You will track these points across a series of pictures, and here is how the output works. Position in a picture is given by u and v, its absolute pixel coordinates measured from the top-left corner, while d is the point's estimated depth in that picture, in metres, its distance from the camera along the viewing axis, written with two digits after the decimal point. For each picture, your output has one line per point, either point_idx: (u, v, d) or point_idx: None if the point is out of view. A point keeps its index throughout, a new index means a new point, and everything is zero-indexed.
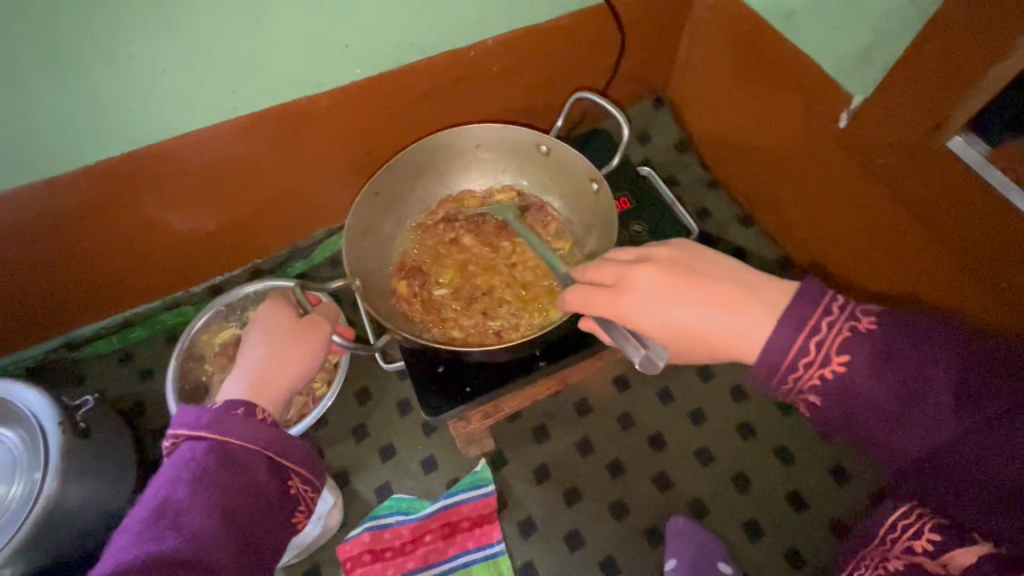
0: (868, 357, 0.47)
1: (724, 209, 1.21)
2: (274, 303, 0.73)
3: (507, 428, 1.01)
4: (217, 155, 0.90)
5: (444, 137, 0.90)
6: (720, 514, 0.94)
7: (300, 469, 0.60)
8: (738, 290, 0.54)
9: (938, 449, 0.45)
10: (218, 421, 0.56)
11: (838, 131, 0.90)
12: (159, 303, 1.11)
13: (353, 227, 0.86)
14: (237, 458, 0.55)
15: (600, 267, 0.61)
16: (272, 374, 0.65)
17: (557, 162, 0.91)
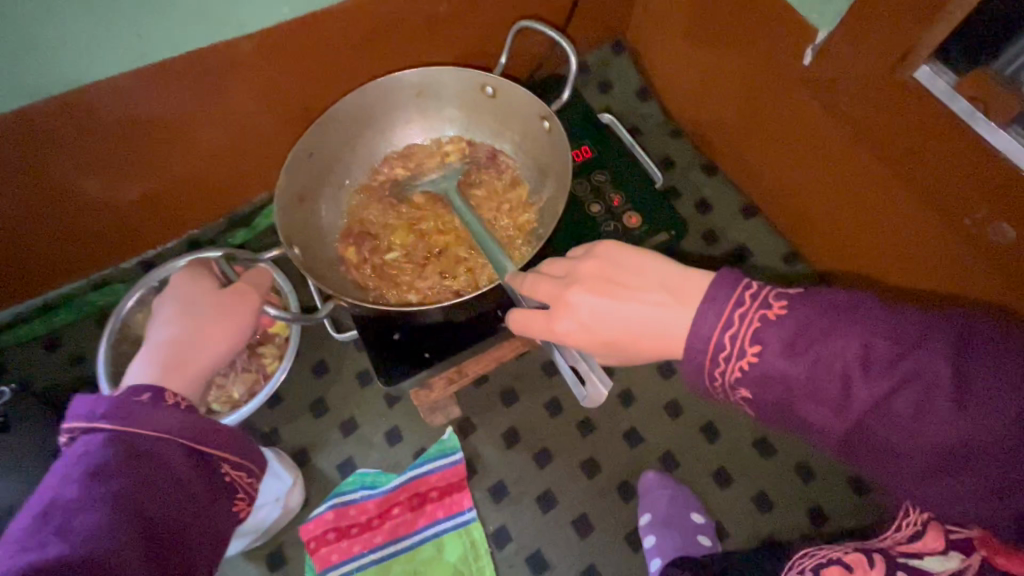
0: (777, 343, 0.45)
1: (687, 159, 1.17)
2: (191, 278, 0.69)
3: (473, 393, 0.98)
4: (128, 112, 0.79)
5: (380, 84, 0.83)
6: (690, 464, 0.94)
7: (225, 454, 0.56)
8: (663, 291, 0.51)
9: (864, 420, 0.43)
10: (116, 410, 0.51)
11: (803, 69, 0.86)
12: (84, 282, 1.00)
13: (284, 188, 0.78)
14: (140, 448, 0.50)
15: (532, 285, 0.57)
16: (190, 351, 0.61)
17: (506, 104, 0.85)
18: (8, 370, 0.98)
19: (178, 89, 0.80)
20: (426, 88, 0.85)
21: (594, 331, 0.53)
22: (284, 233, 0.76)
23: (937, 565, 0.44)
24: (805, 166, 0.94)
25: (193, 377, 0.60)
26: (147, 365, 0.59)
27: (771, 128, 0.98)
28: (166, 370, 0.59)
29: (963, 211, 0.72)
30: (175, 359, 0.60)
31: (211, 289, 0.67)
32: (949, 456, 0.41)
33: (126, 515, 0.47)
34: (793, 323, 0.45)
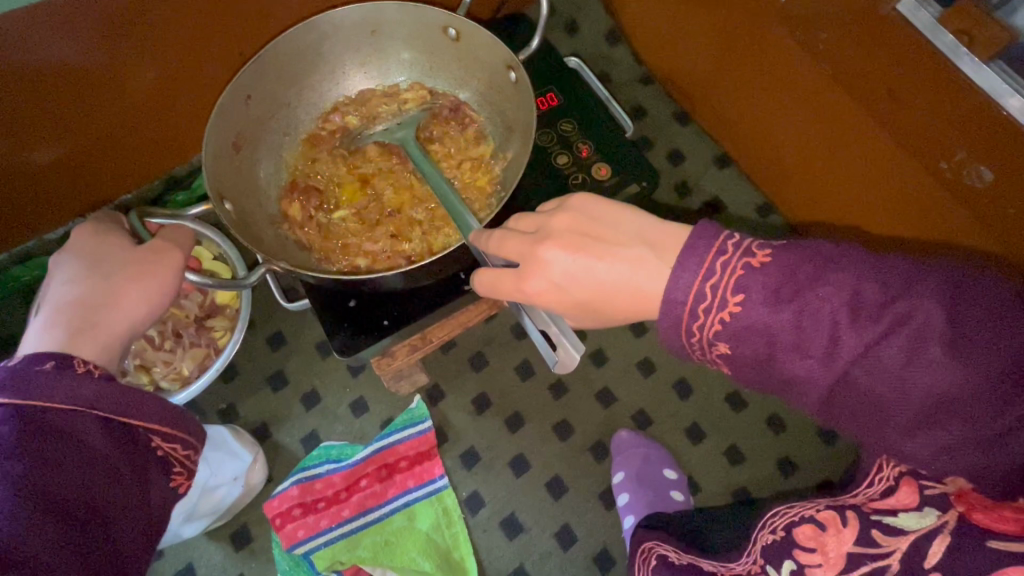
0: (762, 291, 0.42)
1: (659, 107, 1.11)
2: (103, 231, 0.62)
3: (441, 359, 0.94)
4: (31, 59, 0.69)
5: (326, 23, 0.74)
6: (663, 421, 0.94)
7: (156, 427, 0.51)
8: (642, 246, 0.47)
9: (845, 374, 0.41)
10: (14, 381, 0.45)
11: (780, 6, 0.80)
12: (5, 256, 0.91)
13: (218, 138, 0.69)
14: (51, 425, 0.45)
15: (502, 242, 0.52)
16: (102, 312, 0.55)
17: (469, 49, 0.77)
18: None
19: (86, 32, 0.70)
20: (381, 28, 0.77)
21: (567, 291, 0.49)
22: (215, 187, 0.68)
23: (910, 523, 0.43)
24: (782, 114, 0.90)
25: (108, 339, 0.55)
26: (51, 330, 0.53)
27: (747, 73, 0.92)
28: (74, 334, 0.53)
29: (940, 155, 0.69)
30: (84, 321, 0.54)
31: (119, 243, 0.61)
32: (934, 410, 0.38)
33: (32, 501, 0.43)
34: (778, 272, 0.42)
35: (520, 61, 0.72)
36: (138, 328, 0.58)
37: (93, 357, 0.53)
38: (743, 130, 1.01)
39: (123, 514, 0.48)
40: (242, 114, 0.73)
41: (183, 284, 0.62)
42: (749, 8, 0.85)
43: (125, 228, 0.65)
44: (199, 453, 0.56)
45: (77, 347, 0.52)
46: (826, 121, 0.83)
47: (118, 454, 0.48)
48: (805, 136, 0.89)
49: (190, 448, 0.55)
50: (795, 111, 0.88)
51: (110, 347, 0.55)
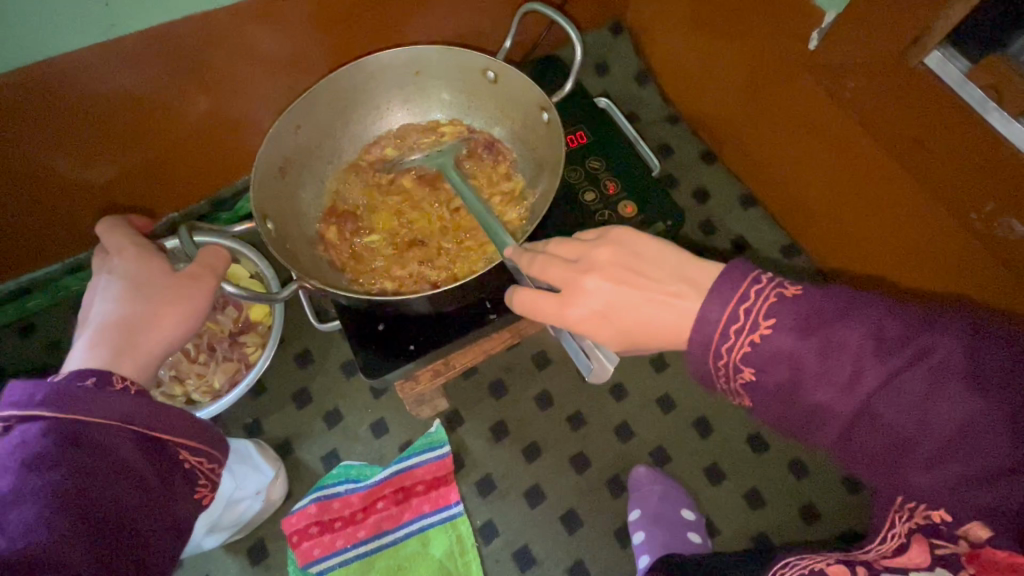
0: (791, 320, 0.43)
1: (686, 147, 1.13)
2: (143, 251, 0.64)
3: (462, 385, 0.95)
4: (105, 86, 0.75)
5: (377, 60, 0.78)
6: (681, 459, 0.93)
7: (183, 441, 0.55)
8: (680, 277, 0.49)
9: (870, 406, 0.41)
10: (59, 396, 0.48)
11: (808, 53, 0.84)
12: (61, 266, 0.97)
13: (267, 162, 0.74)
14: (91, 439, 0.48)
15: (544, 266, 0.53)
16: (142, 334, 0.59)
17: (506, 90, 0.80)
18: None
19: (153, 63, 0.76)
20: (425, 68, 0.81)
21: (607, 321, 0.50)
22: (260, 206, 0.72)
23: None
24: (810, 158, 0.92)
25: (147, 359, 0.58)
26: (95, 348, 0.57)
27: (775, 116, 0.95)
28: (116, 353, 0.57)
29: (971, 206, 0.69)
30: (126, 342, 0.58)
31: (162, 266, 0.64)
32: (958, 451, 0.38)
33: (70, 509, 0.45)
34: (808, 304, 0.43)
35: (552, 103, 0.75)
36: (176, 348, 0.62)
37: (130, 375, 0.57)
38: (769, 171, 1.02)
39: (153, 524, 0.50)
40: (291, 141, 0.77)
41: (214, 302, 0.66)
42: (778, 56, 0.88)
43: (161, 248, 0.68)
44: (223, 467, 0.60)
45: (117, 365, 0.56)
46: (855, 165, 0.84)
47: (149, 466, 0.51)
48: (829, 178, 0.90)
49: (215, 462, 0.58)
50: (823, 155, 0.89)
51: (145, 367, 0.58)
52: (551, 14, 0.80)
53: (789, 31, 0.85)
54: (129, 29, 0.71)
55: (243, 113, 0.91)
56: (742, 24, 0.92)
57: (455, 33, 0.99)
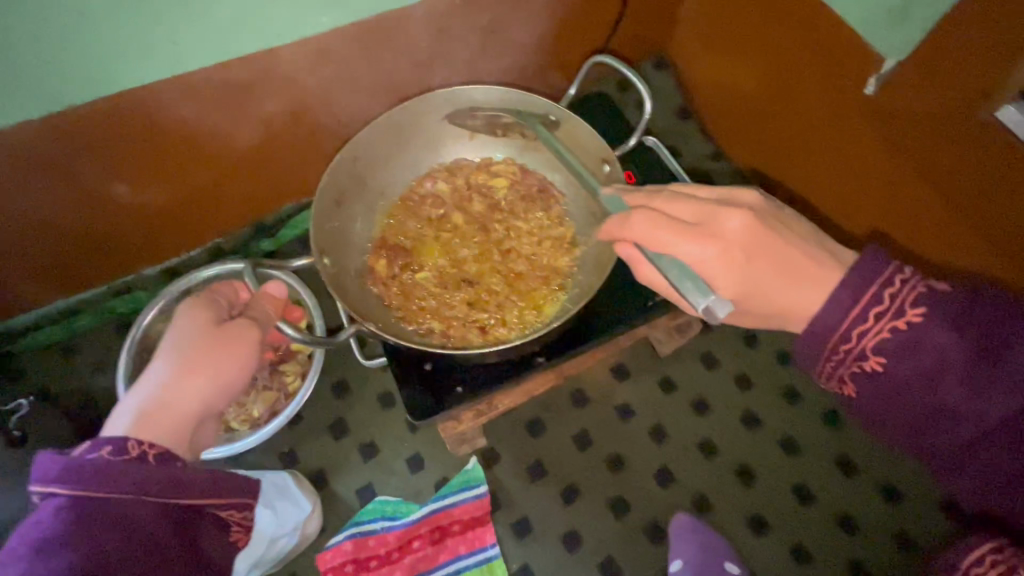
0: (947, 317, 0.45)
1: (729, 184, 1.12)
2: (196, 308, 0.63)
3: (499, 421, 0.94)
4: (167, 118, 0.77)
5: (437, 99, 0.79)
6: (724, 508, 0.90)
7: (214, 501, 0.57)
8: (817, 246, 0.53)
9: (1012, 417, 0.43)
10: (76, 473, 0.48)
11: (865, 98, 0.82)
12: (107, 287, 0.99)
13: (324, 200, 0.75)
14: (109, 514, 0.48)
15: (676, 203, 0.55)
16: (172, 396, 0.56)
17: (564, 135, 0.80)
18: (24, 376, 0.96)
19: (213, 96, 0.77)
20: (483, 110, 0.81)
21: (742, 263, 0.51)
22: (317, 245, 0.73)
23: None
24: (860, 199, 0.91)
25: (182, 430, 0.57)
26: (132, 418, 0.55)
27: (825, 156, 0.94)
28: (153, 427, 0.55)
29: None
30: (162, 413, 0.56)
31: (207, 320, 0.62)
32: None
33: None
34: (965, 304, 0.45)
35: (615, 156, 0.75)
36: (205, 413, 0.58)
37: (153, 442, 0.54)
38: (813, 210, 1.02)
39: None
40: (347, 176, 0.78)
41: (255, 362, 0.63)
42: (830, 98, 0.88)
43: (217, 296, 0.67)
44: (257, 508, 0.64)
45: (153, 438, 0.55)
46: (908, 212, 0.84)
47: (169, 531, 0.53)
48: (879, 217, 0.90)
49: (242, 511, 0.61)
50: (874, 195, 0.89)
51: (172, 435, 0.55)
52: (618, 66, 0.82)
53: (844, 75, 0.84)
54: (193, 65, 0.72)
55: (292, 144, 0.93)
56: (794, 63, 0.91)
57: (503, 67, 1.00)
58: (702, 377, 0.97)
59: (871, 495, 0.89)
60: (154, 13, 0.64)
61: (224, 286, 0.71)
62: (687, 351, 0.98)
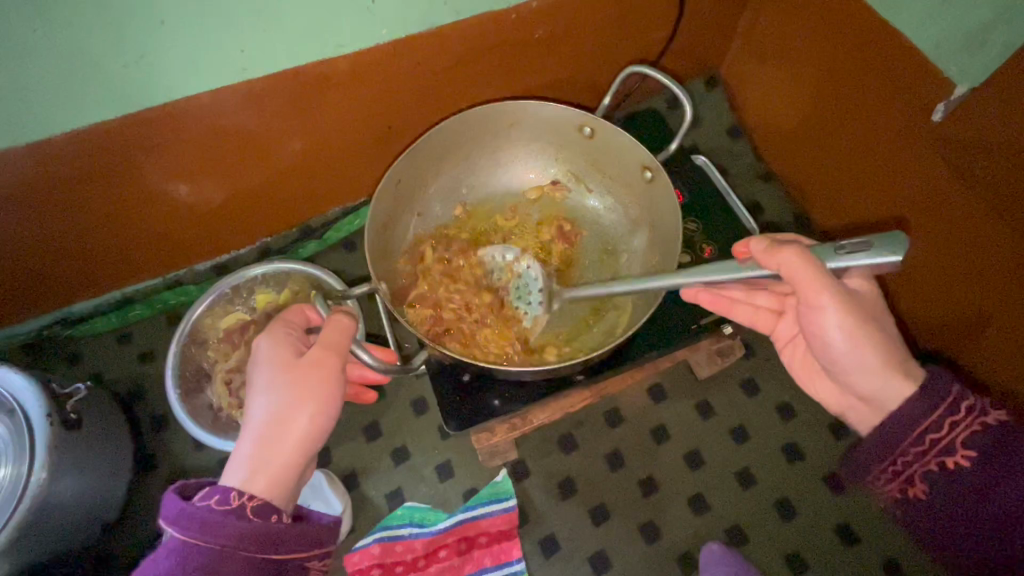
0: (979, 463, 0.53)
1: (778, 206, 1.09)
2: (275, 342, 0.64)
3: (530, 435, 0.93)
4: (229, 123, 0.80)
5: (476, 114, 0.80)
6: (760, 542, 0.87)
7: (300, 554, 0.57)
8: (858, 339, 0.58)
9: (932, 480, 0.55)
10: (188, 518, 0.53)
11: (930, 125, 0.79)
12: (161, 280, 1.03)
13: (372, 220, 0.77)
14: (208, 564, 0.51)
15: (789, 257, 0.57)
16: (269, 445, 0.58)
17: (603, 145, 0.81)
18: (81, 359, 1.01)
19: (275, 102, 0.80)
20: (519, 122, 0.82)
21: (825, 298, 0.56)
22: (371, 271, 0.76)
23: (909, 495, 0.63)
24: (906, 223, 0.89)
25: (279, 474, 0.58)
26: (237, 464, 0.58)
27: (872, 177, 0.92)
28: (251, 475, 0.57)
29: None
30: (259, 459, 0.57)
31: (292, 359, 0.63)
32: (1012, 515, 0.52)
33: None
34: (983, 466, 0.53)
35: (658, 164, 0.76)
36: (308, 455, 0.60)
37: (260, 493, 0.57)
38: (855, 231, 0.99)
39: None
40: (390, 194, 0.79)
41: (342, 390, 0.62)
42: (892, 124, 0.84)
43: (290, 321, 0.69)
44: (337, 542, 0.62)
45: (252, 486, 0.56)
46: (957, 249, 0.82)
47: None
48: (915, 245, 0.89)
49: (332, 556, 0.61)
50: (920, 218, 0.86)
51: (278, 481, 0.58)
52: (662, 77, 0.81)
53: (910, 99, 0.80)
54: (258, 73, 0.75)
55: (347, 151, 0.95)
56: (854, 86, 0.89)
57: (555, 81, 1.00)
58: (742, 403, 0.94)
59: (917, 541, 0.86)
60: (227, 21, 0.66)
61: (293, 312, 0.71)
62: (727, 376, 0.96)
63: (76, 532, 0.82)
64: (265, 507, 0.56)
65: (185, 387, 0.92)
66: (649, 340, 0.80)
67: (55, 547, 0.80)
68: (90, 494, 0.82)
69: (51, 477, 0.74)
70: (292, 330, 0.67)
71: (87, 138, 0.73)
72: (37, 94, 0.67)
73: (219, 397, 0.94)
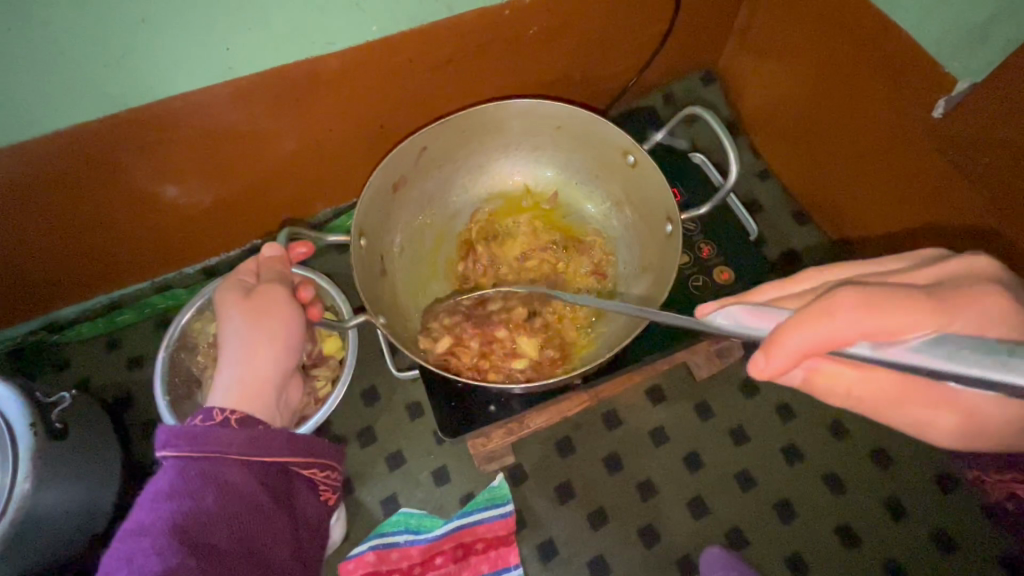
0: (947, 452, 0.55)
1: (776, 203, 1.08)
2: (234, 286, 0.69)
3: (527, 439, 0.92)
4: (217, 123, 0.78)
5: (525, 107, 0.79)
6: (761, 544, 0.86)
7: (296, 460, 0.63)
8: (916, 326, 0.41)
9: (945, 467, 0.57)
10: (186, 436, 0.56)
11: (930, 122, 0.78)
12: (149, 284, 1.01)
13: (385, 178, 0.76)
14: (217, 473, 0.56)
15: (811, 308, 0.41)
16: (249, 368, 0.65)
17: (639, 177, 0.79)
18: (68, 366, 0.99)
19: (262, 102, 0.78)
20: (564, 128, 0.81)
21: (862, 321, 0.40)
22: (359, 223, 0.73)
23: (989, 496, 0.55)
24: (908, 219, 0.88)
25: (261, 390, 0.65)
26: (226, 389, 0.64)
27: (872, 176, 0.91)
28: (240, 393, 0.63)
29: None
30: (243, 381, 0.64)
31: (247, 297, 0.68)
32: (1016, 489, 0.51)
33: (198, 537, 0.52)
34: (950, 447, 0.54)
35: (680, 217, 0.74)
36: (280, 370, 0.67)
37: (242, 407, 0.63)
38: (855, 229, 0.98)
39: (273, 543, 0.58)
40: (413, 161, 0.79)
41: (298, 313, 0.71)
42: (893, 120, 0.83)
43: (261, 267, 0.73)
44: (332, 462, 0.68)
45: (240, 403, 0.63)
46: (959, 246, 0.81)
47: (262, 485, 0.58)
48: (912, 242, 0.88)
49: (331, 477, 0.69)
50: (920, 215, 0.85)
51: (258, 396, 0.65)
52: (718, 123, 0.78)
53: (910, 95, 0.79)
54: (245, 71, 0.73)
55: (338, 151, 0.93)
56: (851, 82, 0.88)
57: (550, 79, 0.98)
58: (740, 404, 0.93)
59: (918, 541, 0.85)
60: (211, 17, 0.64)
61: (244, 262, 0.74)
62: (726, 377, 0.95)
63: (63, 544, 0.80)
64: (248, 418, 0.61)
65: (174, 394, 0.90)
66: (649, 343, 0.79)
67: (40, 561, 0.78)
68: (78, 503, 0.80)
69: (35, 488, 0.72)
70: (247, 277, 0.72)
71: (69, 138, 0.71)
72: (13, 94, 0.64)
73: None
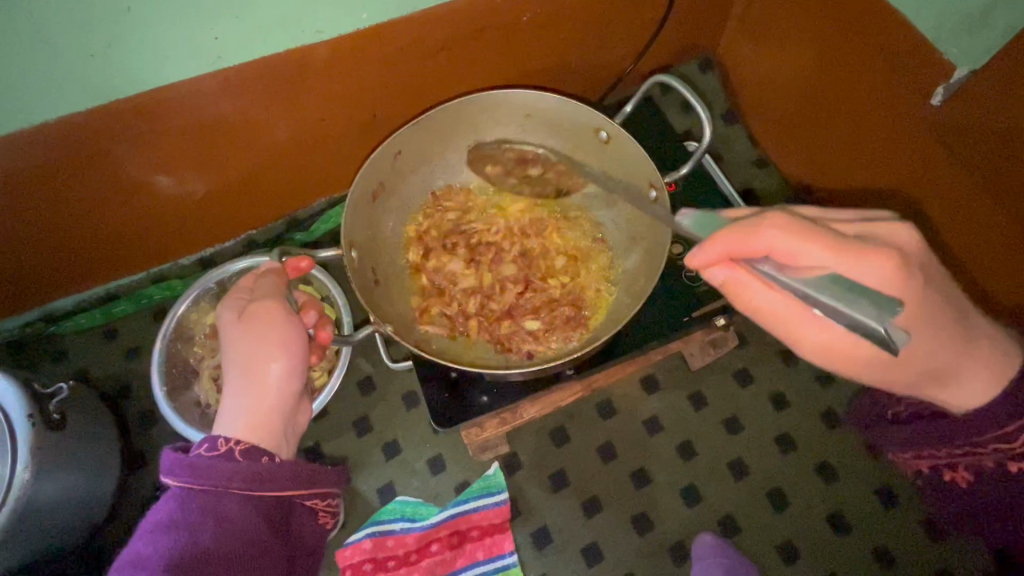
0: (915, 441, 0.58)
1: (773, 192, 1.07)
2: (233, 307, 0.69)
3: (522, 428, 0.92)
4: (208, 113, 0.77)
5: (494, 98, 0.79)
6: (753, 531, 0.87)
7: (297, 492, 0.64)
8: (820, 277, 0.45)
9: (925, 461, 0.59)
10: (189, 467, 0.57)
11: (929, 110, 0.77)
12: (145, 275, 1.01)
13: (365, 185, 0.77)
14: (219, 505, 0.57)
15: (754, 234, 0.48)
16: (253, 391, 0.65)
17: (617, 152, 0.79)
18: (67, 357, 0.99)
19: (252, 92, 0.77)
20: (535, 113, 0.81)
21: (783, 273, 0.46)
22: (349, 235, 0.74)
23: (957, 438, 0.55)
24: (904, 206, 0.87)
25: (265, 414, 0.65)
26: (231, 416, 0.65)
27: (870, 163, 0.90)
28: (244, 419, 0.64)
29: None
30: (247, 406, 0.65)
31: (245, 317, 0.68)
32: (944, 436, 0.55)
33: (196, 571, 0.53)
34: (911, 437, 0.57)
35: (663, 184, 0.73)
36: (285, 392, 0.67)
37: (247, 436, 0.64)
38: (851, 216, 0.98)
39: (268, 572, 0.59)
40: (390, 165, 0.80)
41: (301, 332, 0.69)
42: (891, 106, 0.82)
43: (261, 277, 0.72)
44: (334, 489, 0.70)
45: (244, 431, 0.64)
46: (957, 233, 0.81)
47: (261, 520, 0.59)
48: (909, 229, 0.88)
49: (329, 500, 0.70)
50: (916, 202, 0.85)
51: (262, 421, 0.65)
52: (684, 89, 0.77)
53: (909, 82, 0.78)
54: (233, 61, 0.72)
55: (331, 140, 0.93)
56: (850, 68, 0.86)
57: (545, 66, 0.97)
58: (734, 393, 0.93)
59: (908, 529, 0.86)
60: (198, 7, 0.63)
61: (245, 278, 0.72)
62: (720, 366, 0.95)
63: (65, 532, 0.81)
64: (253, 449, 0.61)
65: (172, 384, 0.91)
66: (645, 333, 0.79)
67: (42, 548, 0.79)
68: (77, 493, 0.81)
69: (35, 478, 0.73)
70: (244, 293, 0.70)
71: (58, 129, 0.70)
72: None
73: (206, 394, 0.92)
